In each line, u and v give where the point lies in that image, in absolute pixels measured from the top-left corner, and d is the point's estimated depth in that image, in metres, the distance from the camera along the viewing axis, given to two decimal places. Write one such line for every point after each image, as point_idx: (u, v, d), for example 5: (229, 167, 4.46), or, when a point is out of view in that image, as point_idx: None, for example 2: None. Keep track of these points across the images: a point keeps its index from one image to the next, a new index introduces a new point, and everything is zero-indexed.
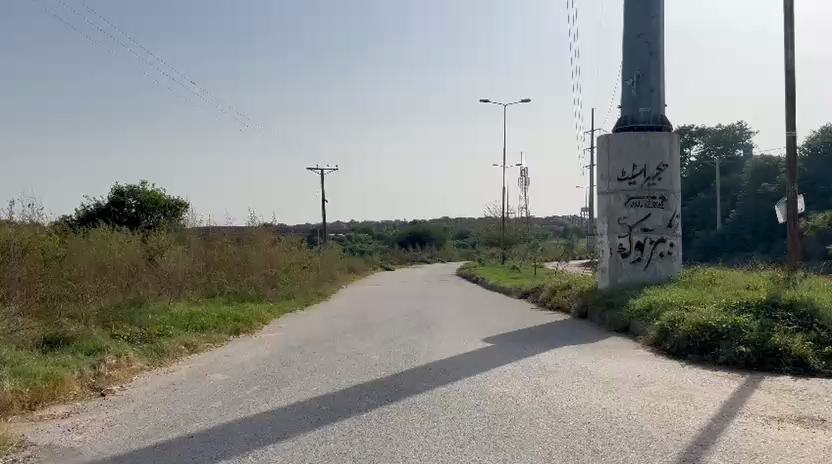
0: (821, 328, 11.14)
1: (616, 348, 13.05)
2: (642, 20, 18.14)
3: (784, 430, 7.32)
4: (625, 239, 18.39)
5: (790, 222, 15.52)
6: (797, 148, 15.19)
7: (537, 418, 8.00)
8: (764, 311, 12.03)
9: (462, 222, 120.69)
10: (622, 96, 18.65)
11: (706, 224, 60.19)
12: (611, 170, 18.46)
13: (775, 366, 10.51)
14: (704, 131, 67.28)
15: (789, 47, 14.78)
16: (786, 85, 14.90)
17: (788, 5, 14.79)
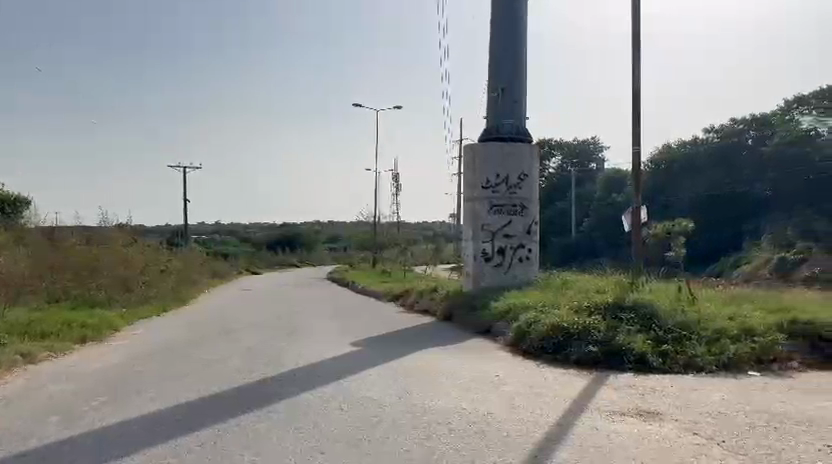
0: (659, 329, 12.21)
1: (478, 349, 13.53)
2: (508, 36, 19.09)
3: (625, 424, 7.92)
4: (488, 244, 19.17)
5: (635, 230, 16.88)
6: (640, 163, 16.58)
7: (401, 420, 8.07)
8: (611, 312, 12.98)
9: (332, 225, 120.17)
10: (488, 107, 19.45)
11: (562, 231, 64.21)
12: (476, 177, 19.14)
13: (619, 364, 11.39)
14: (562, 144, 71.81)
15: (635, 70, 16.14)
16: (633, 105, 16.24)
17: (634, 33, 16.16)
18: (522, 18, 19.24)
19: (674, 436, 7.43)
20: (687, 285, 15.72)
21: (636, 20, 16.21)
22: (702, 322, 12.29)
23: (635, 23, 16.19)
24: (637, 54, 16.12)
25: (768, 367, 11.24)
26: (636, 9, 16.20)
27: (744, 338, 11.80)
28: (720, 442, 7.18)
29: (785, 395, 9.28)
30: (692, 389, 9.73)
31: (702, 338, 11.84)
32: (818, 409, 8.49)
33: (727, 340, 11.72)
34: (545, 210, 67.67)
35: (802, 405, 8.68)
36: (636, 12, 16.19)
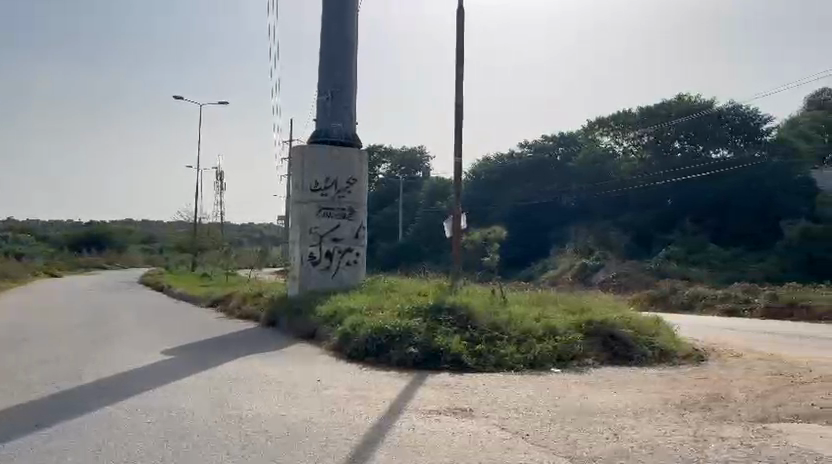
0: (475, 330, 12.89)
1: (301, 353, 13.37)
2: (337, 40, 19.19)
3: (439, 423, 8.23)
4: (315, 248, 19.03)
5: (456, 236, 17.72)
6: (462, 172, 17.41)
7: (216, 430, 7.73)
8: (431, 314, 13.47)
9: (148, 226, 112.23)
10: (317, 110, 19.36)
11: (390, 235, 65.55)
12: (304, 179, 18.90)
13: (437, 365, 11.86)
14: (390, 151, 73.51)
15: (459, 85, 16.93)
16: (456, 117, 17.03)
17: (459, 50, 16.96)
18: (352, 24, 19.45)
19: (485, 432, 7.84)
20: (501, 288, 16.76)
21: (460, 37, 17.03)
22: (511, 322, 13.19)
23: (460, 40, 16.99)
24: (461, 70, 16.93)
25: (569, 363, 12.33)
26: (460, 28, 17.01)
27: (549, 337, 12.83)
28: (524, 435, 7.72)
29: (582, 390, 10.22)
30: (502, 387, 10.37)
31: (511, 338, 12.70)
32: (609, 401, 9.43)
33: (533, 339, 12.69)
34: (373, 215, 68.66)
35: (595, 398, 9.61)
36: (460, 29, 17.00)
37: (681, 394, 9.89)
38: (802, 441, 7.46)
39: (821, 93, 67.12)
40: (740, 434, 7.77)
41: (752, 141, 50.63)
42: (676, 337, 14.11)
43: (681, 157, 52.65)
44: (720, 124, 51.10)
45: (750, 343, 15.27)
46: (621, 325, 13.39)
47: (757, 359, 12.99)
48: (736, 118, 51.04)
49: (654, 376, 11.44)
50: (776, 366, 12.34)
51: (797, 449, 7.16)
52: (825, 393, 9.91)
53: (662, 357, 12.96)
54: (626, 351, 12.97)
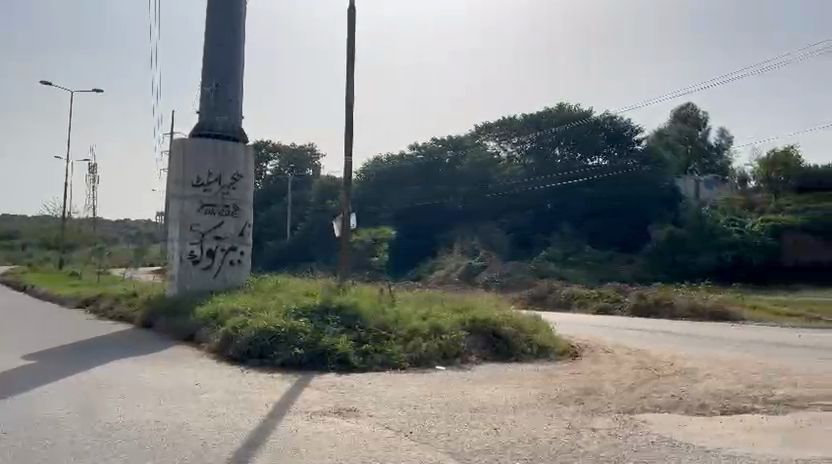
0: (361, 329, 12.85)
1: (179, 357, 12.76)
2: (224, 31, 18.58)
3: (323, 423, 8.12)
4: (196, 246, 18.26)
5: (345, 235, 17.62)
6: (351, 172, 17.32)
7: (83, 438, 7.20)
8: (317, 315, 13.25)
9: (7, 221, 103.07)
10: (200, 103, 18.60)
11: (277, 234, 64.15)
12: (185, 175, 18.03)
13: (323, 365, 11.73)
14: (278, 148, 71.84)
15: (349, 84, 16.85)
16: (346, 115, 16.92)
17: (350, 48, 16.86)
18: (239, 16, 18.88)
19: (368, 431, 7.82)
20: (388, 288, 16.80)
21: (352, 36, 16.92)
22: (398, 322, 13.26)
23: (351, 39, 16.89)
24: (352, 69, 16.85)
25: (453, 361, 12.59)
26: (352, 26, 16.91)
27: (434, 335, 13.03)
28: (409, 433, 7.78)
29: (464, 386, 10.46)
30: (388, 385, 10.39)
31: (398, 337, 12.77)
32: (489, 397, 9.69)
33: (420, 337, 12.84)
34: (260, 213, 66.86)
35: (477, 394, 9.84)
36: (352, 28, 16.90)
37: (556, 389, 10.34)
38: (664, 430, 8.01)
39: (686, 106, 72.65)
40: (610, 425, 8.23)
41: (625, 150, 54.14)
42: (553, 334, 14.77)
43: (562, 163, 55.54)
44: (596, 133, 54.35)
45: (621, 340, 16.22)
46: (503, 324, 13.83)
47: (626, 355, 13.83)
48: (610, 128, 54.46)
49: (532, 372, 11.93)
50: (642, 360, 13.20)
51: (659, 437, 7.68)
52: (685, 385, 10.72)
53: (541, 353, 13.53)
54: (508, 347, 13.43)
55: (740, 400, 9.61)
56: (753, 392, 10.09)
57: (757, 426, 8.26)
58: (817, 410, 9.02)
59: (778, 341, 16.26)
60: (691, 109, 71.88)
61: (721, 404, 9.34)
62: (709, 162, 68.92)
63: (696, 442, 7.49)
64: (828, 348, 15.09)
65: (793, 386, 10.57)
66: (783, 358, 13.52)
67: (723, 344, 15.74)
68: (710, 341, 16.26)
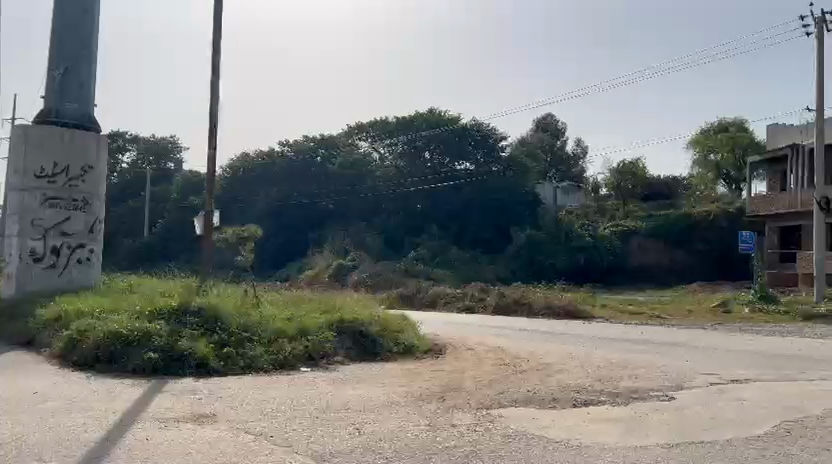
0: (222, 332, 12.34)
1: (15, 364, 11.60)
2: (75, 11, 17.24)
3: (177, 430, 7.69)
4: (38, 243, 16.77)
5: (207, 234, 16.86)
6: (215, 166, 16.62)
7: None
8: (174, 316, 12.55)
9: None
10: (46, 86, 17.18)
11: (134, 230, 60.31)
12: (26, 164, 16.48)
13: (180, 370, 11.16)
14: (137, 139, 67.52)
15: (215, 75, 16.16)
16: (211, 108, 16.23)
17: (215, 38, 16.19)
18: None
19: (225, 437, 7.52)
20: (253, 289, 16.31)
21: (218, 25, 16.26)
22: (262, 323, 12.89)
23: (216, 29, 16.22)
24: (218, 60, 16.18)
25: (318, 362, 12.43)
26: (218, 16, 16.25)
27: (300, 338, 12.79)
28: (269, 437, 7.56)
29: (328, 387, 10.36)
30: (250, 389, 10.07)
31: (261, 339, 12.42)
32: (354, 397, 9.69)
33: (284, 339, 12.57)
34: (114, 208, 62.47)
35: (342, 395, 9.80)
36: (217, 19, 16.24)
37: (419, 387, 10.52)
38: (520, 423, 8.39)
39: (547, 116, 76.90)
40: (469, 420, 8.50)
41: (490, 156, 56.33)
42: (419, 333, 15.02)
43: (431, 166, 56.85)
44: (464, 138, 56.40)
45: (482, 337, 16.79)
46: (369, 324, 13.89)
47: (487, 352, 14.34)
48: (478, 134, 56.72)
49: (398, 371, 12.06)
50: (501, 357, 13.75)
51: (516, 430, 8.04)
52: (539, 380, 11.31)
53: (407, 353, 13.70)
54: (373, 347, 13.49)
55: (588, 392, 10.29)
56: (600, 385, 10.84)
57: (602, 416, 8.88)
58: (655, 400, 9.86)
59: (623, 337, 17.55)
60: (551, 118, 76.17)
61: (571, 397, 9.95)
62: (565, 169, 73.28)
63: (549, 434, 7.90)
64: (665, 342, 16.50)
65: (634, 379, 11.47)
66: (627, 353, 14.61)
67: (574, 340, 16.76)
68: (564, 337, 17.24)
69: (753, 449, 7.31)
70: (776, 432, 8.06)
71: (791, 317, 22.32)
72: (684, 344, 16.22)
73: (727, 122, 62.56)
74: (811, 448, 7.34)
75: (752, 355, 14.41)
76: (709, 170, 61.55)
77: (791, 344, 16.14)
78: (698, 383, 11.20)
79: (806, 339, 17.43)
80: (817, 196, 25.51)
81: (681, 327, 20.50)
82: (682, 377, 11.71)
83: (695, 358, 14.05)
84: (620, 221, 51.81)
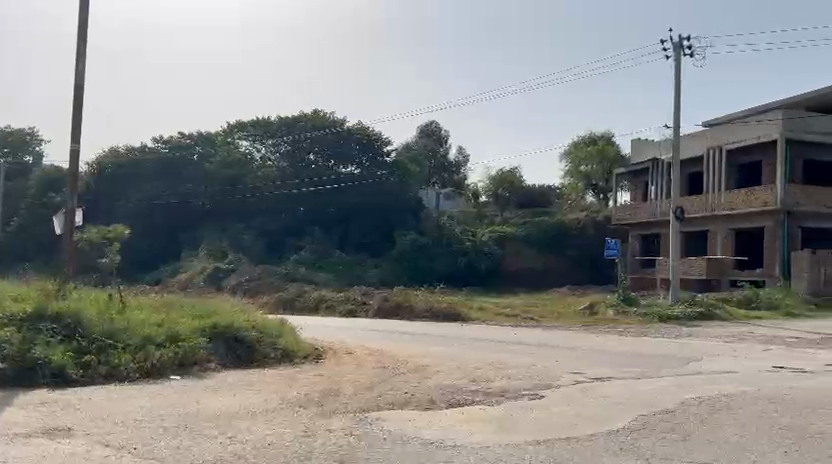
0: (82, 339, 11.51)
1: None
2: None
3: (29, 446, 7.06)
4: None
5: (69, 233, 15.66)
6: (78, 161, 15.49)
7: None
8: (27, 323, 11.54)
9: None
10: None
11: None
12: None
13: (33, 381, 10.29)
14: None
15: (79, 63, 15.06)
16: (75, 98, 15.12)
17: (81, 23, 15.12)
18: None
19: (84, 451, 6.99)
20: (120, 292, 15.36)
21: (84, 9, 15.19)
22: (128, 329, 12.14)
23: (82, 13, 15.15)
24: (82, 46, 15.09)
25: (190, 370, 11.89)
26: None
27: (169, 345, 12.17)
28: (133, 449, 7.11)
29: (200, 395, 9.94)
30: (113, 399, 9.45)
31: (127, 346, 11.70)
32: (227, 404, 9.35)
33: (153, 345, 11.90)
34: None
35: (215, 402, 9.44)
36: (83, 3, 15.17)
37: (296, 393, 10.32)
38: (396, 426, 8.44)
39: (430, 123, 78.16)
40: (345, 424, 8.44)
41: (375, 160, 56.76)
42: (299, 338, 14.76)
43: (315, 169, 56.31)
44: (348, 142, 56.46)
45: (362, 341, 16.80)
46: (245, 328, 13.49)
47: (367, 355, 14.35)
48: (363, 139, 57.16)
49: (275, 377, 11.78)
50: (381, 360, 13.78)
51: (391, 432, 8.07)
52: (417, 382, 11.46)
53: (285, 357, 13.40)
54: (249, 353, 13.10)
55: (463, 393, 10.55)
56: (474, 386, 11.14)
57: (476, 416, 9.12)
58: (525, 399, 10.26)
59: (499, 339, 18.18)
60: (435, 125, 77.59)
61: (447, 398, 10.15)
62: (448, 175, 75.07)
63: (423, 435, 8.01)
64: (537, 343, 17.25)
65: (507, 379, 11.90)
66: (501, 354, 15.15)
67: (453, 342, 17.15)
68: (443, 339, 17.59)
69: (611, 443, 7.79)
70: (632, 425, 8.62)
71: (649, 319, 24.09)
72: (555, 344, 17.04)
73: (596, 136, 66.74)
74: (663, 440, 7.91)
75: (615, 354, 15.39)
76: (579, 179, 65.42)
77: (649, 344, 17.40)
78: (566, 382, 11.80)
79: (661, 338, 18.86)
80: (674, 207, 27.72)
81: (553, 329, 21.54)
82: (551, 376, 12.29)
83: (563, 357, 14.79)
84: (498, 227, 53.83)
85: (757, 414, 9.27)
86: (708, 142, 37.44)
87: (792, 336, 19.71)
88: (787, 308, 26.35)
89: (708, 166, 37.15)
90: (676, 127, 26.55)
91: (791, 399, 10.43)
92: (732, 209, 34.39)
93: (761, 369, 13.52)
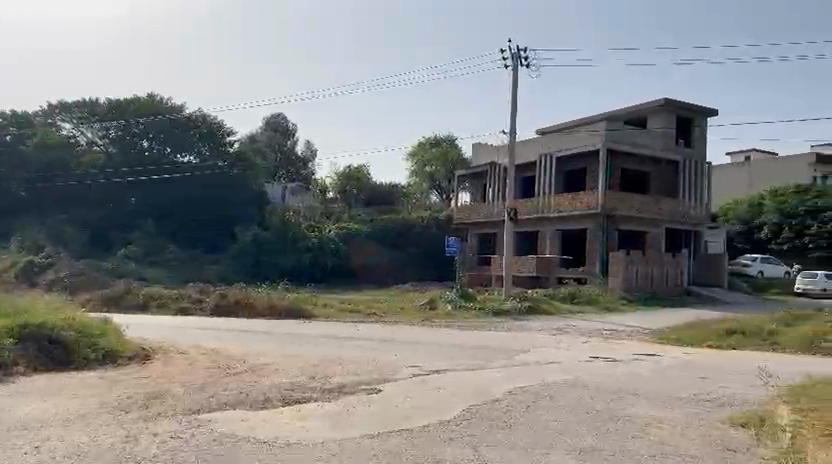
0: None
1: None
2: None
3: None
4: None
5: None
6: None
7: None
8: None
9: None
10: None
11: None
12: None
13: None
14: None
15: None
16: None
17: None
18: None
19: None
20: None
21: None
22: None
23: None
24: None
25: None
26: None
27: None
28: None
29: (2, 402, 8.91)
30: None
31: None
32: (35, 412, 8.46)
33: None
34: None
35: (19, 410, 8.48)
36: None
37: (117, 396, 9.58)
38: (227, 426, 8.11)
39: (278, 116, 76.33)
40: (172, 427, 7.96)
41: (216, 150, 54.50)
42: (124, 338, 13.72)
43: (148, 157, 52.69)
44: (187, 130, 53.85)
45: (195, 340, 16.01)
46: (61, 328, 12.36)
47: (201, 355, 13.67)
48: (203, 127, 54.51)
49: (94, 379, 10.88)
50: (214, 359, 13.23)
51: (222, 433, 7.75)
52: (252, 380, 11.11)
53: (107, 358, 12.40)
54: (65, 355, 12.01)
55: (301, 390, 10.39)
56: (312, 382, 11.03)
57: (312, 412, 9.01)
58: (363, 394, 10.33)
59: (339, 335, 18.18)
60: (282, 118, 76.02)
61: (283, 395, 9.95)
62: (294, 170, 73.89)
63: (255, 435, 7.76)
64: (377, 338, 17.46)
65: (345, 375, 11.90)
66: (342, 350, 15.15)
67: (292, 339, 16.88)
68: (282, 337, 17.25)
69: (442, 433, 8.06)
70: (463, 415, 8.96)
71: (484, 314, 25.27)
72: (394, 339, 17.36)
73: (441, 137, 68.94)
74: (490, 428, 8.30)
75: (451, 347, 15.99)
76: (424, 179, 67.15)
77: (482, 338, 18.24)
78: (403, 376, 12.03)
79: (493, 332, 19.93)
80: (509, 206, 29.31)
81: (394, 324, 21.95)
82: (390, 371, 12.47)
83: (402, 352, 15.09)
84: (343, 223, 53.92)
85: (574, 401, 10.06)
86: (540, 150, 40.12)
87: (607, 329, 21.69)
88: (603, 303, 28.93)
89: (539, 171, 39.75)
90: (512, 133, 28.18)
91: (604, 386, 11.44)
92: (559, 212, 37.10)
93: (580, 359, 14.70)
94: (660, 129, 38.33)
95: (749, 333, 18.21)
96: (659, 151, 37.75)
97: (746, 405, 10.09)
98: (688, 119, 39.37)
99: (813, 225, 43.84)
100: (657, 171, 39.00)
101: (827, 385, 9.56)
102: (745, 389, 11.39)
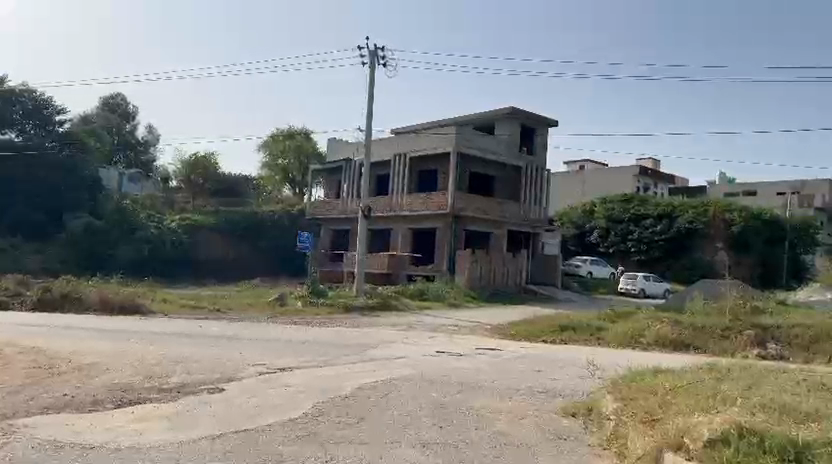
0: None
1: None
2: None
3: None
4: None
5: None
6: None
7: None
8: None
9: None
10: None
11: None
12: None
13: None
14: None
15: None
16: None
17: None
18: None
19: None
20: None
21: None
22: None
23: None
24: None
25: None
26: None
27: None
28: None
29: None
30: None
31: None
32: None
33: None
34: None
35: None
36: None
37: None
38: (50, 432, 7.34)
39: (116, 95, 70.51)
40: None
41: (43, 130, 49.60)
42: None
43: None
44: (9, 104, 48.97)
45: (13, 338, 14.40)
46: None
47: (19, 353, 12.34)
48: (28, 102, 49.92)
49: None
50: (35, 359, 11.95)
51: (43, 439, 7.04)
52: (80, 381, 10.18)
53: None
54: None
55: (135, 391, 9.67)
56: (148, 382, 10.33)
57: (148, 414, 8.43)
58: (205, 393, 9.85)
59: (180, 332, 17.23)
60: (120, 98, 70.33)
61: (116, 397, 9.23)
62: (134, 155, 68.78)
63: (85, 441, 7.12)
64: (219, 335, 16.74)
65: (185, 373, 11.28)
66: (183, 347, 14.38)
67: (128, 337, 15.71)
68: (114, 334, 16.02)
69: (290, 431, 7.87)
70: (310, 413, 8.81)
71: (333, 309, 25.30)
72: (239, 336, 16.74)
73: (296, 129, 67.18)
74: (338, 426, 8.22)
75: (297, 343, 15.72)
76: (276, 172, 65.28)
77: (332, 333, 18.15)
78: (247, 373, 11.62)
79: (340, 328, 19.87)
80: (364, 204, 29.26)
81: (242, 321, 21.22)
82: (233, 369, 12.01)
83: (248, 349, 14.59)
84: (187, 215, 51.12)
85: (420, 394, 10.30)
86: (394, 149, 40.69)
87: (451, 325, 22.45)
88: (449, 300, 29.93)
89: (394, 171, 40.31)
90: (368, 131, 28.26)
91: (449, 380, 11.81)
92: (411, 211, 37.95)
93: (425, 354, 15.08)
94: (507, 136, 40.37)
95: (578, 329, 19.64)
96: (505, 157, 39.65)
97: (576, 395, 10.88)
98: (531, 127, 41.87)
99: (635, 231, 48.42)
100: (502, 175, 41.13)
101: (645, 376, 10.53)
102: (575, 381, 12.27)
